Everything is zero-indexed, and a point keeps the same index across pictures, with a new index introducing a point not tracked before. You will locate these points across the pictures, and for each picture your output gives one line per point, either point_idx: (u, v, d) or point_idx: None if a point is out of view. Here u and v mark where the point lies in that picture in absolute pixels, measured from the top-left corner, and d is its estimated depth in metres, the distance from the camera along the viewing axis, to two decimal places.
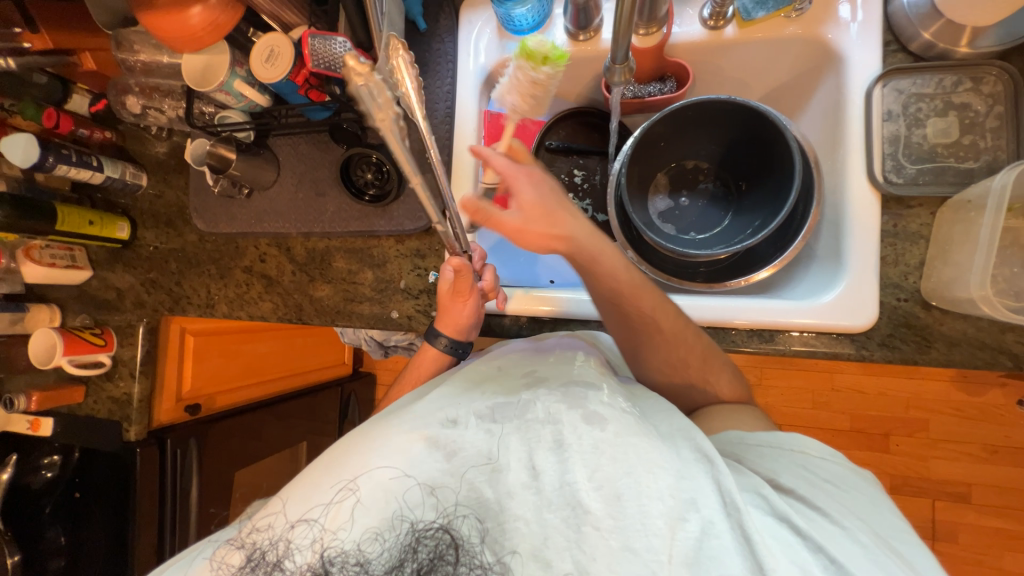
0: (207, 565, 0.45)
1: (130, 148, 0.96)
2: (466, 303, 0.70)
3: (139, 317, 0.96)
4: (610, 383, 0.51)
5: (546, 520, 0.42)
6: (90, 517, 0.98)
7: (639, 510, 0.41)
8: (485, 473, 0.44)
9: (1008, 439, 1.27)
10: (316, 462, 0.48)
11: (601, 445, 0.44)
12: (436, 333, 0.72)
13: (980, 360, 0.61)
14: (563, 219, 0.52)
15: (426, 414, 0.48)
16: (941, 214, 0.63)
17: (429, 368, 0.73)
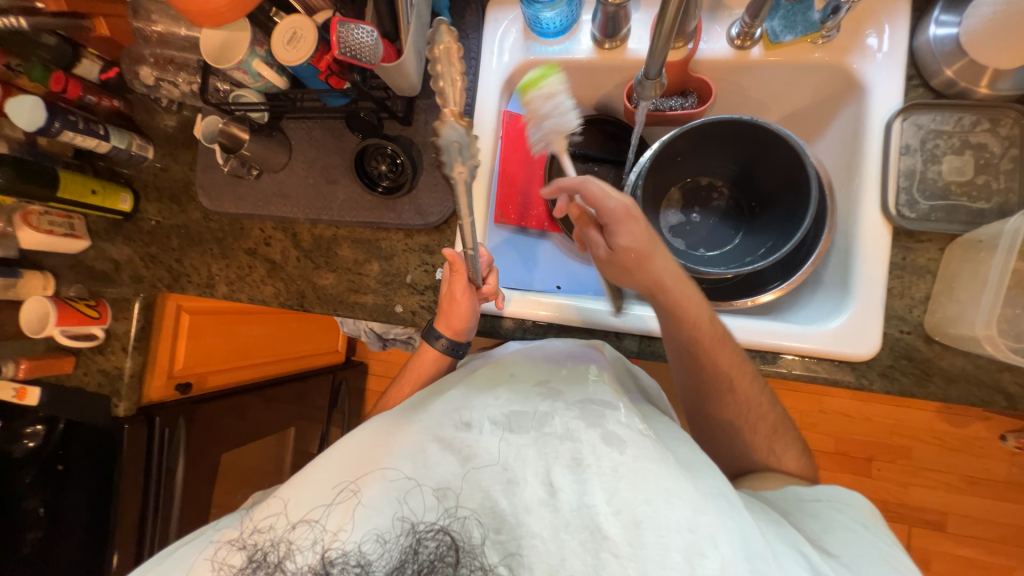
0: (207, 564, 0.44)
1: (137, 119, 0.94)
2: (461, 301, 0.69)
3: (136, 291, 0.94)
4: (626, 402, 0.50)
5: (563, 541, 0.40)
6: (72, 490, 0.96)
7: (658, 542, 0.39)
8: (500, 483, 0.43)
9: (987, 472, 1.29)
10: (323, 456, 0.48)
11: (620, 468, 0.42)
12: (435, 331, 0.71)
13: (976, 397, 0.62)
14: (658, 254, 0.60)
15: (442, 416, 0.49)
16: (949, 251, 0.64)
17: (429, 366, 0.73)
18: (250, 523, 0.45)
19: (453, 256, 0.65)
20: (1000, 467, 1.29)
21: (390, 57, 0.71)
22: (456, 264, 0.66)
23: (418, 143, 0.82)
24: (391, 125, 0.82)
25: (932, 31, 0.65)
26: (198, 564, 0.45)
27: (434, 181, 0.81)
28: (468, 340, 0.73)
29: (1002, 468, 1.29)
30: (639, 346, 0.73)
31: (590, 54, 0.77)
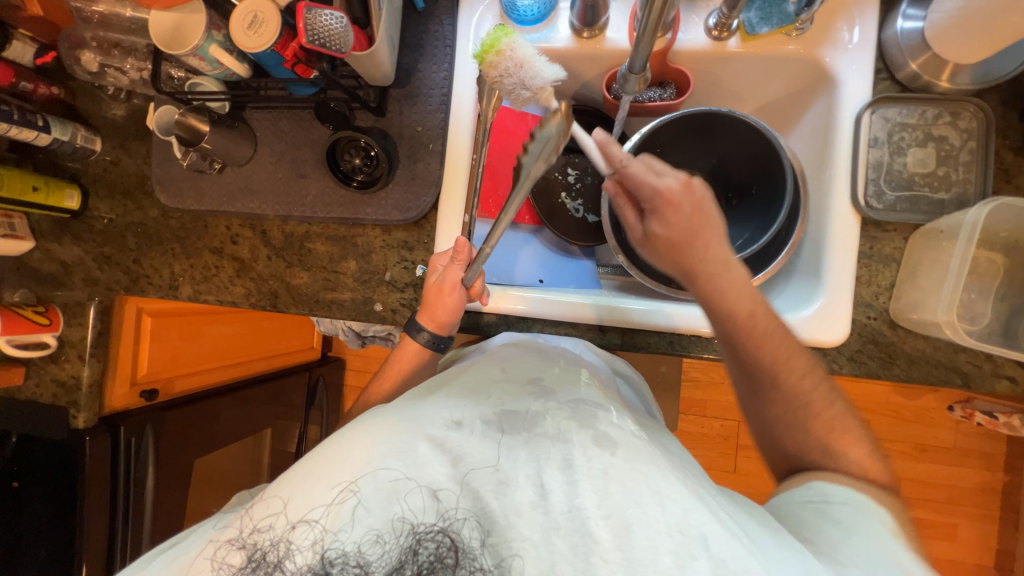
0: (206, 564, 0.42)
1: (80, 107, 0.87)
2: (450, 292, 0.67)
3: (90, 295, 0.87)
4: (616, 405, 0.52)
5: (553, 546, 0.40)
6: (31, 508, 0.91)
7: (647, 545, 0.39)
8: (492, 483, 0.43)
9: (936, 440, 1.39)
10: (318, 452, 0.46)
11: (610, 470, 0.42)
12: (418, 325, 0.69)
13: (935, 377, 0.66)
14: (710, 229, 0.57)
15: (432, 414, 0.48)
16: (912, 240, 0.67)
17: (410, 363, 0.70)
18: (249, 521, 0.43)
19: (466, 246, 0.66)
20: (948, 434, 1.38)
21: (362, 45, 0.67)
22: (463, 253, 0.67)
23: (393, 135, 0.78)
24: (363, 116, 0.79)
25: (899, 25, 0.67)
26: (194, 566, 0.43)
27: (411, 174, 0.78)
28: (451, 335, 0.71)
29: (950, 435, 1.39)
30: (622, 338, 0.73)
31: (568, 43, 0.76)
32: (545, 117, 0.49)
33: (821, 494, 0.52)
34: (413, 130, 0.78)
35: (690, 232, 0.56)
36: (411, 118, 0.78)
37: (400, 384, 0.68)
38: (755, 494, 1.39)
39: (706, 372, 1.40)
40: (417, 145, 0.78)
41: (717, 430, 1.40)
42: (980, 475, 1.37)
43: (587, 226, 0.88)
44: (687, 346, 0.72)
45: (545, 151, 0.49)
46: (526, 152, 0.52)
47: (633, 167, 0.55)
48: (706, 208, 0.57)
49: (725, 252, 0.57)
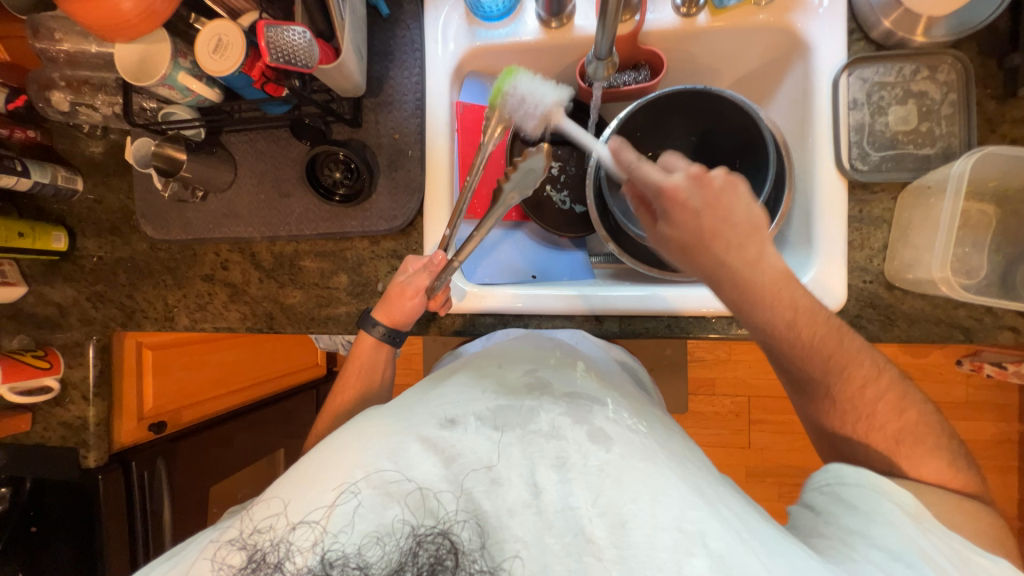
0: (206, 564, 0.42)
1: (59, 148, 0.86)
2: (411, 297, 0.69)
3: (88, 334, 0.87)
4: (612, 398, 0.51)
5: (546, 546, 0.39)
6: (52, 551, 0.92)
7: (645, 540, 0.38)
8: (485, 483, 0.42)
9: (948, 396, 1.36)
10: (317, 451, 0.47)
11: (606, 467, 0.42)
12: (373, 320, 0.71)
13: (936, 334, 0.66)
14: (730, 213, 0.54)
15: (423, 414, 0.48)
16: (901, 199, 0.66)
17: (367, 357, 0.71)
18: (249, 522, 0.43)
19: (442, 259, 0.67)
20: (960, 390, 1.36)
21: (328, 57, 0.67)
22: (436, 264, 0.68)
23: (371, 145, 0.78)
24: (340, 128, 0.78)
25: None
26: (196, 564, 0.43)
27: (392, 183, 0.78)
28: (406, 329, 0.72)
29: (962, 390, 1.36)
30: (620, 326, 0.73)
31: (537, 35, 0.75)
32: (532, 150, 0.56)
33: (838, 477, 0.51)
34: (390, 138, 0.78)
35: (703, 232, 0.54)
36: (388, 126, 0.78)
37: (364, 378, 0.71)
38: (771, 467, 1.39)
39: (711, 350, 1.39)
40: (396, 152, 0.78)
41: (728, 406, 1.40)
42: (994, 427, 1.35)
43: (574, 217, 0.87)
44: (687, 325, 0.71)
45: (528, 180, 0.58)
46: (508, 178, 0.58)
47: (642, 168, 0.55)
48: (726, 201, 0.54)
49: (757, 249, 0.54)
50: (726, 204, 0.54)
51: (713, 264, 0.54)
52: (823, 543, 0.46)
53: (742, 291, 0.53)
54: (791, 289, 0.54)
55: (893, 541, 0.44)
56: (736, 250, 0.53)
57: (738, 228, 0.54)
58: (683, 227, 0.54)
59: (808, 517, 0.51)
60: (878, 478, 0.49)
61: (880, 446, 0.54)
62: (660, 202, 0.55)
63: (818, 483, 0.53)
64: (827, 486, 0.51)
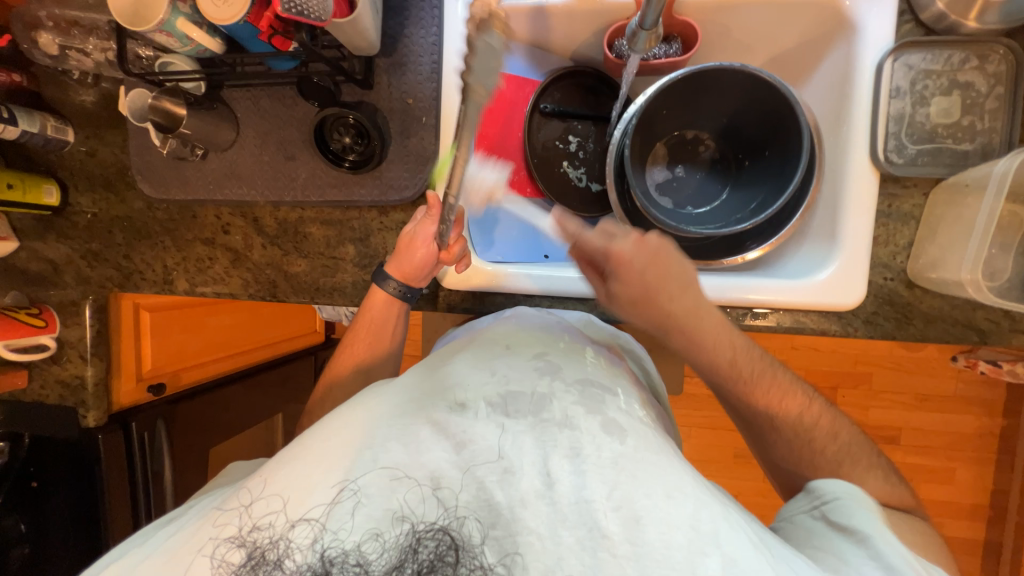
0: (202, 563, 0.40)
1: (47, 95, 0.81)
2: (419, 247, 0.66)
3: (84, 294, 0.85)
4: (623, 389, 0.50)
5: (561, 539, 0.39)
6: (54, 506, 0.92)
7: (659, 539, 0.38)
8: (496, 473, 0.41)
9: (938, 389, 1.37)
10: (315, 434, 0.45)
11: (620, 460, 0.42)
12: (388, 276, 0.69)
13: (952, 335, 0.65)
14: (667, 276, 0.57)
15: (433, 396, 0.46)
16: (934, 196, 0.64)
17: (379, 311, 0.70)
18: (248, 518, 0.40)
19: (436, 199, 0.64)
20: (949, 384, 1.37)
21: (343, 12, 0.62)
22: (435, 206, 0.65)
23: (383, 109, 0.74)
24: (349, 89, 0.74)
25: None
26: (187, 555, 0.40)
27: (404, 150, 0.74)
28: (420, 285, 0.71)
29: (952, 385, 1.37)
30: None
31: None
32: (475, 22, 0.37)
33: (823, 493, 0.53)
34: (403, 103, 0.74)
35: (649, 289, 0.56)
36: (401, 90, 0.73)
37: (374, 336, 0.70)
38: None
39: None
40: (409, 118, 0.74)
41: None
42: (978, 421, 1.38)
43: (590, 195, 0.84)
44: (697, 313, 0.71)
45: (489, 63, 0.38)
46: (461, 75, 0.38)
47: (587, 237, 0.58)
48: (664, 260, 0.57)
49: (694, 299, 0.57)
50: (664, 265, 0.57)
51: (661, 315, 0.57)
52: (824, 556, 0.46)
53: (685, 337, 0.58)
54: (729, 332, 0.58)
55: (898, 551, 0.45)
56: (677, 306, 0.57)
57: (677, 282, 0.57)
58: (631, 283, 0.56)
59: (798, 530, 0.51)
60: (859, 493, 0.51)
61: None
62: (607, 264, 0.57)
63: (803, 507, 0.53)
64: (815, 509, 0.52)
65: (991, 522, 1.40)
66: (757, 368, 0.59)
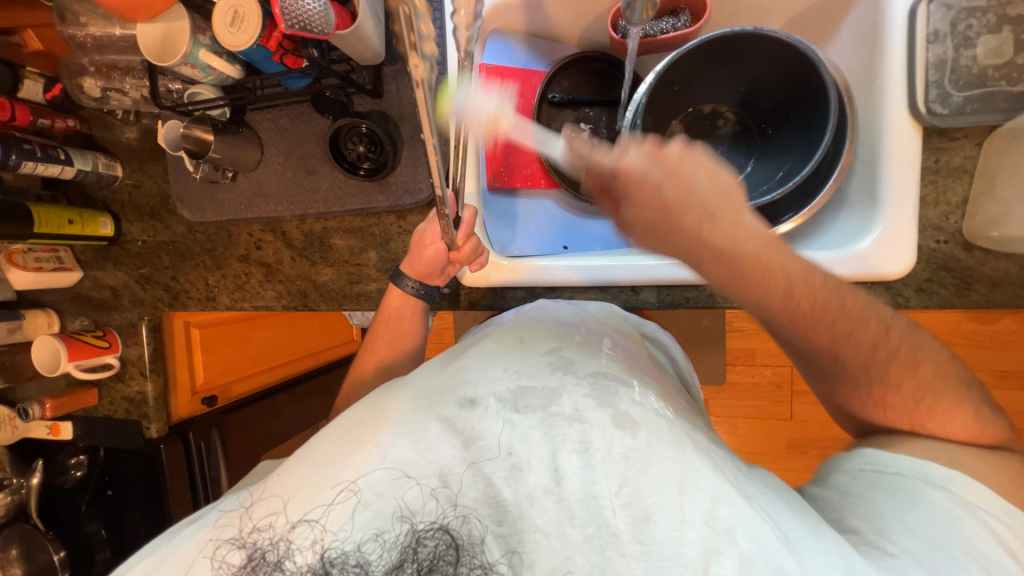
0: (206, 564, 0.40)
1: (97, 136, 0.89)
2: (430, 246, 0.68)
3: (140, 315, 0.92)
4: (639, 379, 0.48)
5: (568, 537, 0.39)
6: (127, 513, 1.00)
7: (670, 536, 0.38)
8: (504, 469, 0.41)
9: (1018, 364, 1.23)
10: (330, 432, 0.45)
11: (631, 455, 0.40)
12: (403, 275, 0.71)
13: (1021, 298, 0.59)
14: (687, 193, 0.45)
15: (445, 390, 0.46)
16: (988, 145, 0.59)
17: (395, 309, 0.72)
18: (248, 520, 0.41)
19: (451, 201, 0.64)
20: None
21: (345, 22, 0.64)
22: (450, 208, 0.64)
23: (394, 115, 0.76)
24: (361, 100, 0.76)
25: None
26: (193, 552, 0.41)
27: (417, 154, 0.75)
28: (439, 285, 0.72)
29: None
30: (657, 297, 0.71)
31: None
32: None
33: (875, 463, 0.48)
34: (413, 107, 0.75)
35: (669, 206, 0.45)
36: (410, 95, 0.75)
37: (393, 328, 0.72)
38: (815, 439, 1.33)
39: (751, 320, 1.32)
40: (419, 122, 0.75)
41: (769, 377, 1.34)
42: None
43: None
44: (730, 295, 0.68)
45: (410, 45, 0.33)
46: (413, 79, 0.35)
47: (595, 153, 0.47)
48: (685, 173, 0.45)
49: (734, 218, 0.45)
50: (687, 178, 0.45)
51: (690, 241, 0.45)
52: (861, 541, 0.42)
53: (727, 264, 0.45)
54: (783, 258, 0.46)
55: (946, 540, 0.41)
56: (710, 228, 0.45)
57: (708, 200, 0.45)
58: (643, 203, 0.46)
59: (836, 499, 0.48)
60: (924, 465, 0.46)
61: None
62: (616, 182, 0.47)
63: (849, 467, 0.50)
64: (864, 472, 0.48)
65: None
66: (820, 293, 0.47)
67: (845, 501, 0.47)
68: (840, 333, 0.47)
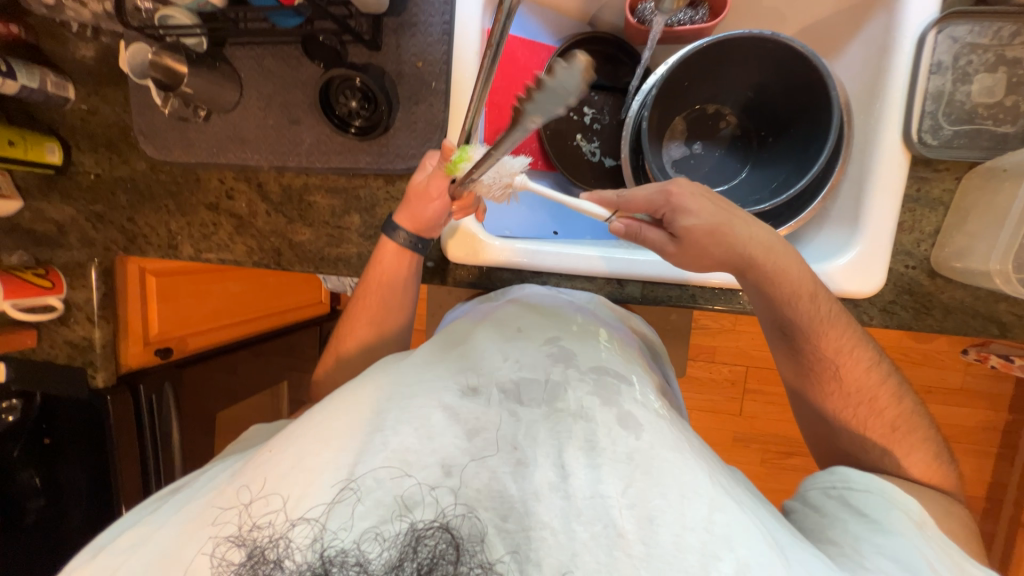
0: (206, 560, 0.37)
1: (45, 49, 0.79)
2: (434, 199, 0.65)
3: (89, 256, 0.84)
4: (638, 376, 0.49)
5: (575, 534, 0.37)
6: (64, 463, 0.94)
7: (673, 541, 0.36)
8: (510, 464, 0.40)
9: (944, 381, 1.35)
10: (322, 416, 0.43)
11: (635, 455, 0.40)
12: (397, 226, 0.68)
13: (970, 327, 0.64)
14: (729, 206, 0.55)
15: (444, 377, 0.45)
16: (966, 180, 0.62)
17: (389, 264, 0.69)
18: (249, 517, 0.38)
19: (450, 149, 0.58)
20: (956, 376, 1.35)
21: None
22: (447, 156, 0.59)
23: (390, 72, 0.71)
24: (356, 50, 0.71)
25: None
26: (189, 549, 0.38)
27: (412, 118, 0.71)
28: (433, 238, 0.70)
29: (958, 377, 1.35)
30: (641, 292, 0.72)
31: None
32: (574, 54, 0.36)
33: (844, 481, 0.53)
34: (412, 66, 0.70)
35: (722, 221, 0.53)
36: (410, 51, 0.70)
37: (385, 288, 0.69)
38: (759, 435, 1.43)
39: (717, 319, 1.37)
40: (417, 84, 0.71)
41: (725, 375, 1.41)
42: (983, 415, 1.36)
43: (603, 170, 0.80)
44: (714, 298, 0.70)
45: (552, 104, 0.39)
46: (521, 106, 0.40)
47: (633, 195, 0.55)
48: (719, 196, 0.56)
49: (768, 236, 0.55)
50: (722, 201, 0.56)
51: (736, 244, 0.54)
52: (839, 554, 0.45)
53: (774, 272, 0.54)
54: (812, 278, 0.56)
55: (907, 551, 0.44)
56: (753, 237, 0.54)
57: (743, 220, 0.55)
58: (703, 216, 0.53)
59: (812, 517, 0.52)
60: (887, 486, 0.51)
61: (888, 428, 0.56)
62: (668, 203, 0.54)
63: (823, 485, 0.55)
64: (833, 489, 0.54)
65: (985, 514, 1.39)
66: (836, 317, 0.56)
67: (821, 520, 0.51)
68: (845, 347, 0.56)
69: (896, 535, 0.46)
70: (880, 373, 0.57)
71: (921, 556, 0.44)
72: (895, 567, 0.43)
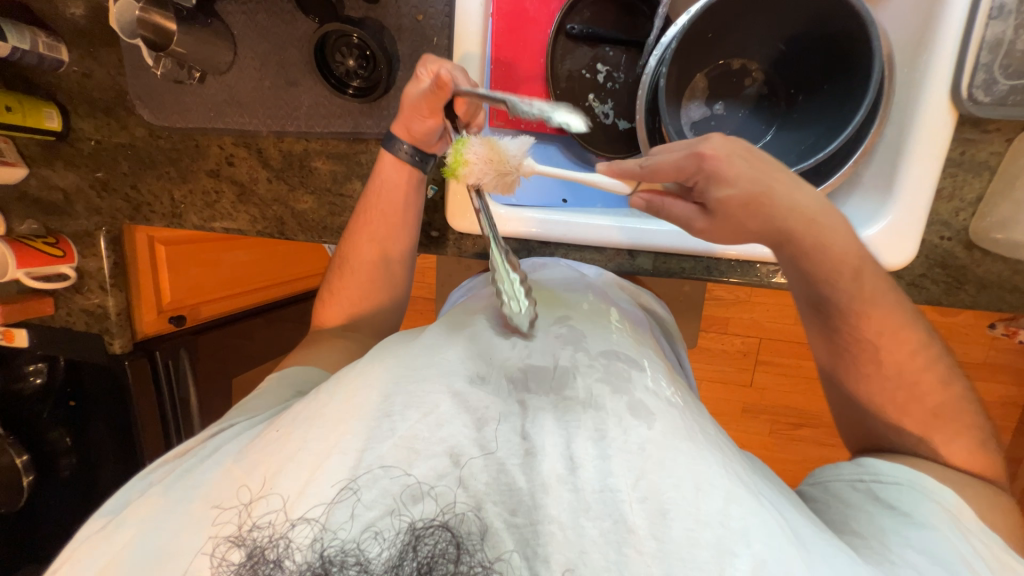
0: (205, 562, 0.37)
1: (34, 7, 0.75)
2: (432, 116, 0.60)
3: (98, 225, 0.85)
4: (649, 361, 0.48)
5: (584, 529, 0.36)
6: (92, 425, 0.98)
7: (686, 536, 0.35)
8: (519, 455, 0.39)
9: (967, 356, 1.31)
10: (326, 399, 0.43)
11: (647, 447, 0.39)
12: (397, 139, 0.64)
13: (1005, 302, 0.61)
14: (768, 168, 0.50)
15: (451, 364, 0.44)
16: (1018, 142, 0.57)
17: (390, 178, 0.66)
18: (249, 517, 0.38)
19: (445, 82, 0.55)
20: (980, 351, 1.30)
21: None
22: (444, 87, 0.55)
23: (390, 27, 0.66)
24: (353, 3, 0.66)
25: None
26: (191, 542, 0.38)
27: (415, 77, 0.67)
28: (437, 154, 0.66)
29: (982, 352, 1.30)
30: (653, 264, 0.70)
31: None
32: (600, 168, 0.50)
33: (873, 473, 0.52)
34: (412, 20, 0.67)
35: (763, 187, 0.49)
36: (411, 5, 0.66)
37: (388, 202, 0.66)
38: (769, 406, 1.42)
39: (732, 290, 1.34)
40: (420, 41, 0.67)
41: (738, 346, 1.38)
42: (1006, 390, 1.32)
43: (616, 133, 0.74)
44: (730, 270, 0.68)
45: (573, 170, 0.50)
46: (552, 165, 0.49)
47: (659, 159, 0.49)
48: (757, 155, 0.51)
49: (812, 206, 0.51)
50: (761, 161, 0.50)
51: (776, 213, 0.49)
52: (864, 544, 0.44)
53: (813, 243, 0.51)
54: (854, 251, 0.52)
55: (941, 548, 0.43)
56: (795, 203, 0.50)
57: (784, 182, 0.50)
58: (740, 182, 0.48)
59: (835, 507, 0.51)
60: (920, 478, 0.50)
61: (911, 407, 0.54)
62: (703, 165, 0.48)
63: (849, 477, 0.54)
64: (860, 481, 0.52)
65: None
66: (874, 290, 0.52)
67: (847, 510, 0.50)
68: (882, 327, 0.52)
69: (930, 531, 0.45)
70: (909, 352, 0.54)
71: (955, 553, 0.43)
72: (925, 561, 0.42)
